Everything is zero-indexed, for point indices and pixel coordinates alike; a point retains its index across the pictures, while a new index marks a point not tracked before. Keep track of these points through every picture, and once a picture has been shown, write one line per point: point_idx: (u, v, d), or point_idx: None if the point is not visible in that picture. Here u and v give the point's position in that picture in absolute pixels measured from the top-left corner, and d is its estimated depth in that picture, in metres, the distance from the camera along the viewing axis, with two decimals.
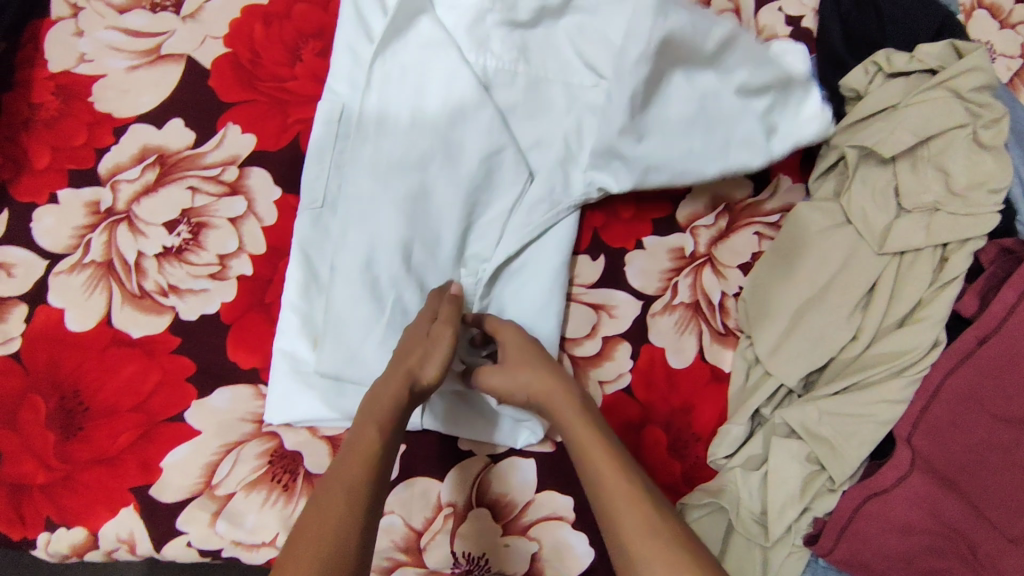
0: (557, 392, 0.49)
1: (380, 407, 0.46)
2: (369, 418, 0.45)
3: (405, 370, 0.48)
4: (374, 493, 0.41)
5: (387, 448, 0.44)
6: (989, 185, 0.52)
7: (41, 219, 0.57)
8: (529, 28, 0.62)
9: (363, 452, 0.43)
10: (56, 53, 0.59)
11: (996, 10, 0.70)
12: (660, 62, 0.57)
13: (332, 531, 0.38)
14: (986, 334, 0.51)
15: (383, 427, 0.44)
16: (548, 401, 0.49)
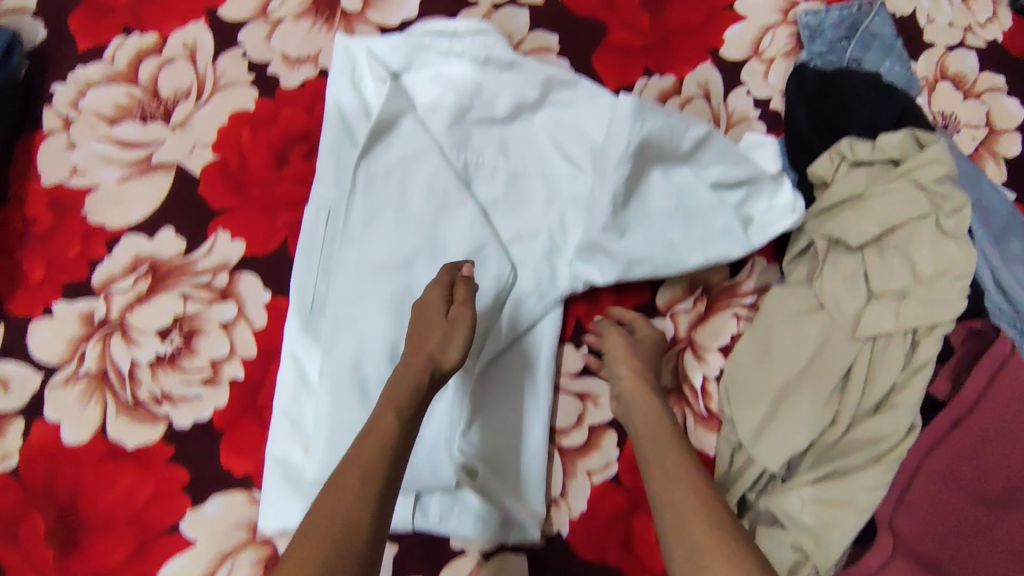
0: (648, 389, 0.55)
1: (400, 390, 0.48)
2: (387, 402, 0.47)
3: (427, 355, 0.50)
4: (392, 473, 0.43)
5: (408, 431, 0.46)
6: (954, 273, 0.54)
7: (36, 332, 0.58)
8: (508, 122, 0.64)
9: (380, 435, 0.45)
10: (48, 166, 0.61)
11: (961, 80, 0.72)
12: (643, 159, 0.60)
13: (346, 510, 0.40)
14: (959, 415, 0.53)
15: (398, 409, 0.47)
16: (637, 391, 0.55)
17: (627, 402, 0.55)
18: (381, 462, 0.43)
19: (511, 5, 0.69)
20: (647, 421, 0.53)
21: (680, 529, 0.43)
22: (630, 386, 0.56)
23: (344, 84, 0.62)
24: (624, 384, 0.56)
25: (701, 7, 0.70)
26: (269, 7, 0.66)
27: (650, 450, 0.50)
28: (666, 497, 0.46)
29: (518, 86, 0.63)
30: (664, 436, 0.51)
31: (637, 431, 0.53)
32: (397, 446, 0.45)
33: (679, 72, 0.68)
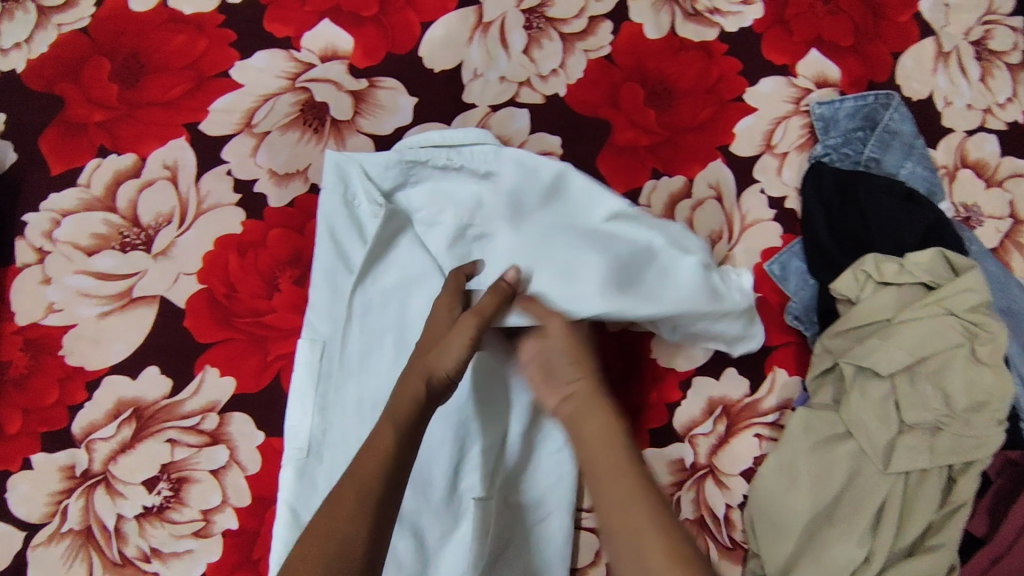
0: (602, 405, 0.50)
1: (400, 406, 0.48)
2: (388, 416, 0.47)
3: (423, 367, 0.50)
4: (390, 487, 0.44)
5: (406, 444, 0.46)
6: (991, 406, 0.52)
7: (15, 487, 0.54)
8: (515, 224, 0.58)
9: (376, 454, 0.45)
10: (24, 305, 0.58)
11: (981, 167, 0.67)
12: (633, 258, 0.57)
13: (337, 525, 0.41)
14: (997, 553, 0.51)
15: (398, 430, 0.47)
16: (588, 408, 0.50)
17: (573, 418, 0.50)
18: (377, 481, 0.44)
19: (509, 105, 0.65)
20: (603, 443, 0.47)
21: (627, 533, 0.42)
22: (583, 399, 0.50)
23: (337, 207, 0.58)
24: (574, 401, 0.51)
25: (709, 100, 0.66)
26: (254, 119, 0.62)
27: (608, 475, 0.46)
28: (622, 520, 0.43)
29: (520, 183, 0.58)
30: (621, 456, 0.46)
31: (592, 454, 0.47)
32: (394, 466, 0.45)
33: (688, 173, 0.65)
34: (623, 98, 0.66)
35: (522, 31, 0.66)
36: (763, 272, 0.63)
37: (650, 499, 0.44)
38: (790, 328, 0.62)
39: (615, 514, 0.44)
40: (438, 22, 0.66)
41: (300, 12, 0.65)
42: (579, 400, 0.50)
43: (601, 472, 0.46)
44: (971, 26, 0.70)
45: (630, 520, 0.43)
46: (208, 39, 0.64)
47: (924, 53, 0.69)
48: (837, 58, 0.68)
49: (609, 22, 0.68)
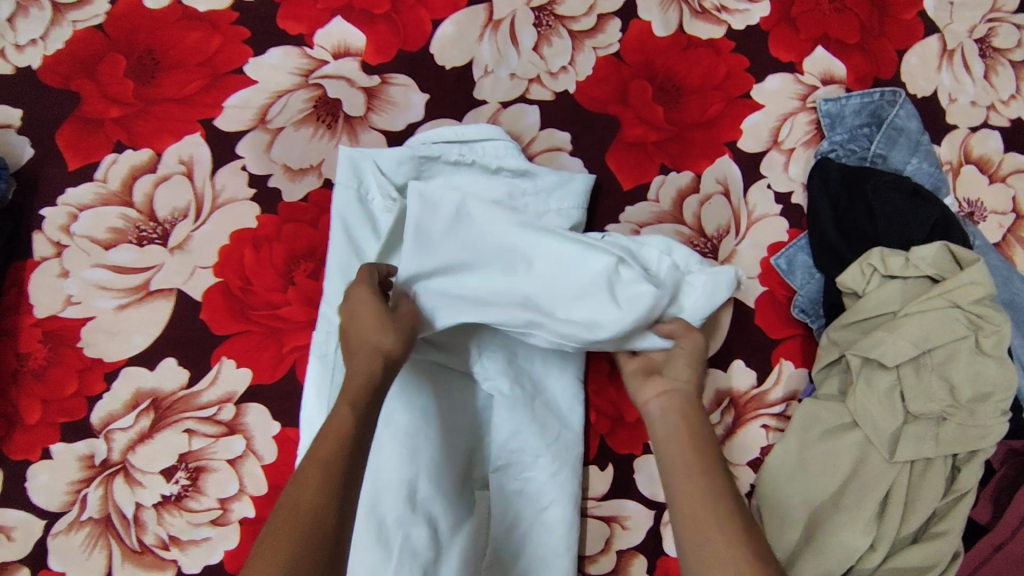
0: (699, 415, 0.50)
1: (356, 383, 0.46)
2: (343, 395, 0.45)
3: (370, 345, 0.47)
4: (353, 466, 0.41)
5: (363, 421, 0.44)
6: (996, 397, 0.52)
7: (35, 476, 0.55)
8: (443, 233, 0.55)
9: (337, 433, 0.42)
10: (41, 297, 0.58)
11: (985, 163, 0.68)
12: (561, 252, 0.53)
13: (310, 501, 0.38)
14: (1001, 539, 0.52)
15: (355, 405, 0.44)
16: (690, 415, 0.50)
17: (678, 414, 0.50)
18: (339, 454, 0.41)
19: (520, 102, 0.66)
20: (693, 442, 0.48)
21: (705, 524, 0.41)
22: (683, 405, 0.51)
23: (351, 202, 0.60)
24: (672, 400, 0.51)
25: (718, 97, 0.67)
26: (268, 115, 0.63)
27: (696, 469, 0.45)
28: (703, 512, 0.42)
29: (421, 218, 0.54)
30: (710, 454, 0.47)
31: (682, 451, 0.47)
32: (355, 439, 0.42)
33: (696, 168, 0.65)
34: (631, 94, 0.67)
35: (532, 28, 0.67)
36: (770, 266, 0.64)
37: (730, 495, 0.44)
38: (796, 321, 0.63)
39: (695, 501, 0.43)
40: (449, 19, 0.67)
41: (313, 10, 0.66)
42: (678, 398, 0.51)
43: (685, 459, 0.46)
44: (975, 23, 0.71)
45: (710, 513, 0.42)
46: (222, 36, 0.65)
47: (929, 50, 0.70)
48: (842, 56, 0.69)
49: (618, 20, 0.68)
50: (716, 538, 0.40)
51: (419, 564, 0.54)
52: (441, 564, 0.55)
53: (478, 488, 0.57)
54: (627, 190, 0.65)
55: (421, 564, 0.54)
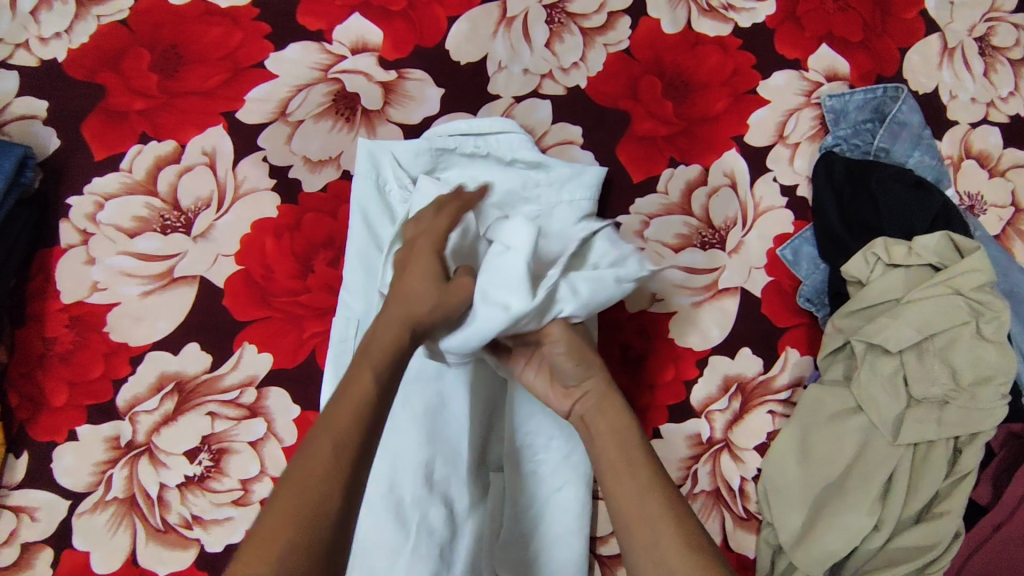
0: (618, 400, 0.50)
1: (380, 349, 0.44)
2: (367, 358, 0.43)
3: (406, 313, 0.46)
4: (371, 435, 0.39)
5: (383, 391, 0.42)
6: (996, 380, 0.54)
7: (61, 458, 0.57)
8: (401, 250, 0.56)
9: (354, 408, 0.40)
10: (67, 284, 0.60)
11: (985, 158, 0.70)
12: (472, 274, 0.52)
13: (323, 469, 0.37)
14: (1000, 521, 0.54)
15: (379, 372, 0.42)
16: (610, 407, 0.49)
17: (596, 404, 0.50)
18: (354, 434, 0.39)
19: (532, 97, 0.68)
20: (618, 439, 0.47)
21: (648, 532, 0.42)
22: (595, 398, 0.50)
23: (370, 192, 0.61)
24: (589, 401, 0.50)
25: (725, 93, 0.69)
26: (288, 108, 0.65)
27: (625, 471, 0.46)
28: (640, 517, 0.43)
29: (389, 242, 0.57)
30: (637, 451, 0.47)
31: (609, 452, 0.47)
32: (373, 418, 0.40)
33: (704, 162, 0.67)
34: (641, 90, 0.69)
35: (545, 25, 0.69)
36: (776, 257, 0.66)
37: (661, 493, 0.44)
38: (801, 310, 0.65)
39: (631, 508, 0.44)
40: (464, 16, 0.69)
41: (331, 6, 0.68)
42: (592, 397, 0.50)
43: (612, 464, 0.46)
44: (975, 22, 0.73)
45: (647, 517, 0.43)
46: (243, 32, 0.66)
47: (930, 48, 0.72)
48: (846, 53, 0.71)
49: (628, 17, 0.70)
50: (656, 539, 0.42)
51: (436, 543, 0.55)
52: (457, 544, 0.56)
53: (493, 471, 0.59)
54: (637, 182, 0.67)
55: (438, 543, 0.55)
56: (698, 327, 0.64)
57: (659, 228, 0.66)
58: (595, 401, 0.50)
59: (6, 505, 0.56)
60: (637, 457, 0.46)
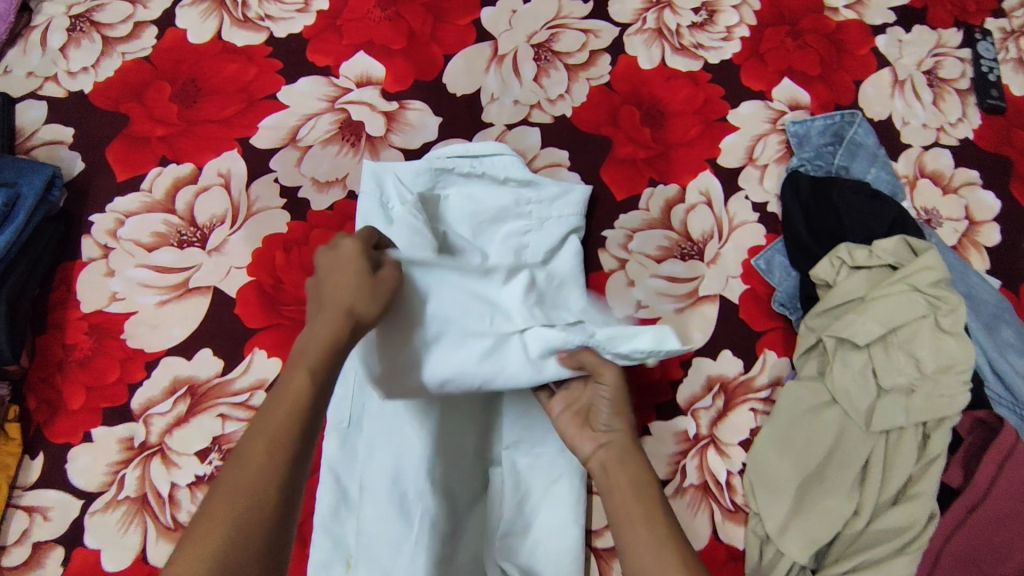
0: (640, 457, 0.52)
1: (315, 349, 0.42)
2: (299, 359, 0.42)
3: (344, 307, 0.44)
4: (305, 437, 0.40)
5: (320, 390, 0.41)
6: (957, 368, 0.58)
7: (75, 459, 0.59)
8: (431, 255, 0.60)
9: (291, 407, 0.40)
10: (87, 294, 0.63)
11: (938, 176, 0.77)
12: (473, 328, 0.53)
13: (252, 481, 0.37)
14: (975, 502, 0.57)
15: (313, 372, 0.41)
16: (637, 467, 0.51)
17: (620, 458, 0.52)
18: (291, 433, 0.39)
19: (523, 124, 0.74)
20: (636, 488, 0.50)
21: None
22: (619, 448, 0.53)
23: (374, 208, 0.66)
24: (611, 450, 0.53)
25: (697, 120, 0.76)
26: (298, 135, 0.70)
27: (643, 522, 0.48)
28: (650, 562, 0.45)
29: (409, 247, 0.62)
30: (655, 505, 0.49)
31: (629, 505, 0.49)
32: (309, 415, 0.40)
33: (681, 181, 0.73)
34: (622, 118, 0.75)
35: (533, 62, 0.76)
36: (751, 266, 0.71)
37: (671, 536, 0.47)
38: (777, 314, 0.70)
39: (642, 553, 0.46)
40: (460, 53, 0.76)
41: (339, 45, 0.74)
42: (616, 447, 0.53)
43: (630, 518, 0.48)
44: (922, 57, 0.81)
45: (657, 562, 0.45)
46: (257, 67, 0.73)
47: (882, 80, 0.80)
48: (806, 85, 0.78)
49: (608, 55, 0.78)
50: None
51: (439, 535, 0.57)
52: (458, 536, 0.59)
53: (493, 467, 0.62)
54: (621, 200, 0.72)
55: (440, 534, 0.57)
56: (681, 331, 0.68)
57: (642, 241, 0.71)
58: (621, 451, 0.53)
59: (19, 504, 0.58)
60: (653, 503, 0.49)
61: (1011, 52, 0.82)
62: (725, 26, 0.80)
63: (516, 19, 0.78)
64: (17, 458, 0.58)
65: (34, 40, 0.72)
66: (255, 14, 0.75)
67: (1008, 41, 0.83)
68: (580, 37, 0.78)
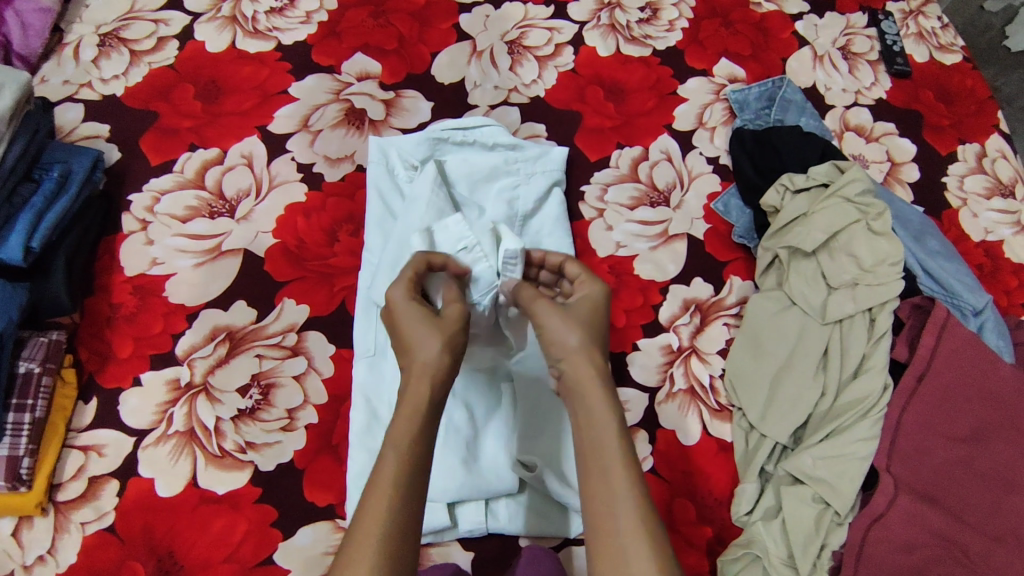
0: (595, 381, 0.52)
1: (402, 436, 0.47)
2: (389, 438, 0.47)
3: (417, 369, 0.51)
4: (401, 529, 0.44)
5: (405, 487, 0.45)
6: (889, 261, 0.69)
7: (127, 401, 0.65)
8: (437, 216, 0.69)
9: (387, 493, 0.45)
10: (130, 260, 0.71)
11: (861, 130, 0.90)
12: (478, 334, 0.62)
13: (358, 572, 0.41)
14: (921, 371, 0.66)
15: (400, 449, 0.47)
16: (595, 403, 0.51)
17: (570, 384, 0.53)
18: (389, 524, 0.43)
19: (504, 105, 0.85)
20: (592, 420, 0.50)
21: (614, 531, 0.45)
22: (572, 374, 0.53)
23: (382, 175, 0.76)
24: (567, 373, 0.53)
25: (652, 94, 0.88)
26: (309, 121, 0.80)
27: (595, 468, 0.48)
28: (604, 509, 0.46)
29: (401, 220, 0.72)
30: (608, 436, 0.49)
31: (583, 449, 0.50)
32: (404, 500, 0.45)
33: (643, 143, 0.85)
34: (588, 95, 0.87)
35: (508, 55, 0.88)
36: (711, 209, 0.82)
37: (626, 475, 0.47)
38: (738, 246, 0.80)
39: (598, 501, 0.47)
40: (444, 51, 0.88)
41: (340, 49, 0.86)
42: (567, 375, 0.53)
43: (587, 461, 0.49)
44: (836, 37, 0.97)
45: (612, 510, 0.46)
46: (269, 69, 0.83)
47: (804, 56, 0.95)
48: (741, 63, 0.92)
49: (571, 47, 0.90)
50: (620, 534, 0.45)
51: (464, 438, 0.65)
52: (480, 442, 0.65)
53: (504, 381, 0.68)
54: (594, 160, 0.83)
55: (466, 437, 0.65)
56: (656, 264, 0.78)
57: (615, 193, 0.82)
58: (579, 375, 0.52)
59: (75, 444, 0.64)
60: (606, 435, 0.49)
61: (911, 27, 0.99)
62: (668, 20, 0.94)
63: (490, 22, 0.90)
64: (72, 402, 0.65)
65: (67, 55, 0.82)
66: (264, 26, 0.86)
67: (908, 19, 1.00)
68: (545, 34, 0.91)
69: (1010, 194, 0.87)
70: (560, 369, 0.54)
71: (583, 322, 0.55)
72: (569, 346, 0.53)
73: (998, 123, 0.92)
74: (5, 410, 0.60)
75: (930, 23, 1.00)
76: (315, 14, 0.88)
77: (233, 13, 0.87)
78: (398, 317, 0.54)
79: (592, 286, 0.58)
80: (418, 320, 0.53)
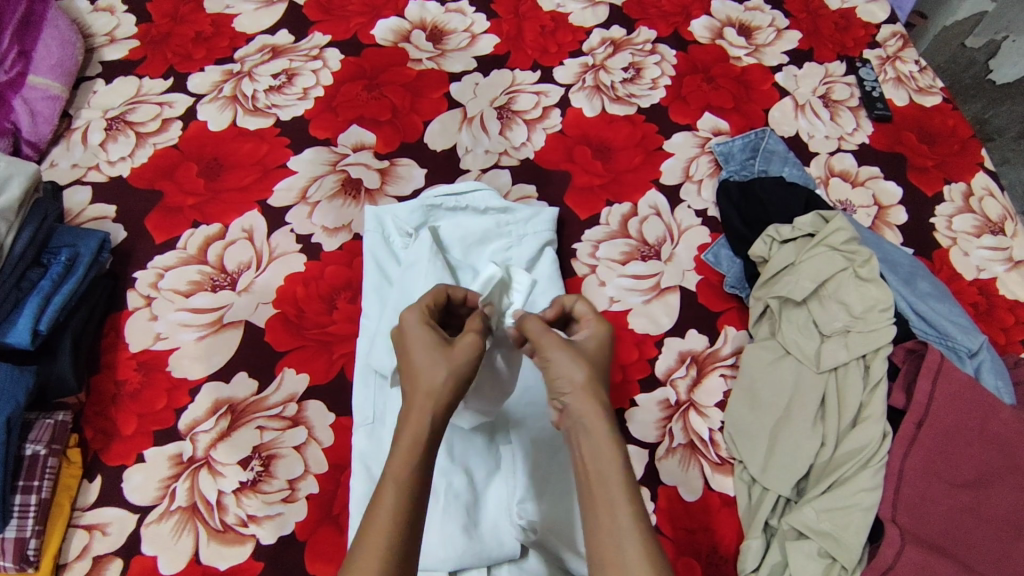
0: (600, 419, 0.51)
1: (400, 472, 0.47)
2: (389, 472, 0.47)
3: (424, 399, 0.51)
4: (407, 557, 0.44)
5: (403, 516, 0.45)
6: (879, 307, 0.71)
7: (130, 478, 0.66)
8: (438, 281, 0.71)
9: (386, 524, 0.45)
10: (134, 337, 0.73)
11: (846, 175, 0.92)
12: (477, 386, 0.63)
13: None
14: (920, 417, 0.66)
15: (400, 483, 0.46)
16: (601, 439, 0.51)
17: (575, 417, 0.53)
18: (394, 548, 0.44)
19: (495, 168, 0.88)
20: (596, 457, 0.50)
21: (619, 564, 0.45)
22: (576, 411, 0.53)
23: (378, 242, 0.78)
24: (571, 407, 0.53)
25: (639, 150, 0.91)
26: (307, 193, 0.83)
27: (603, 503, 0.48)
28: (612, 546, 0.46)
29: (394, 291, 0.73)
30: (614, 473, 0.49)
31: (590, 483, 0.50)
32: (404, 527, 0.45)
33: (633, 200, 0.87)
34: (576, 155, 0.90)
35: (497, 120, 0.92)
36: (701, 260, 0.83)
37: (629, 512, 0.47)
38: (730, 296, 0.81)
39: (605, 537, 0.47)
40: (436, 119, 0.91)
41: (336, 122, 0.89)
42: (570, 412, 0.53)
43: (593, 494, 0.49)
44: (816, 86, 1.00)
45: (620, 547, 0.46)
46: (269, 144, 0.87)
47: (786, 106, 0.97)
48: (724, 116, 0.95)
49: (558, 109, 0.94)
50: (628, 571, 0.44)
51: (464, 503, 0.65)
52: (481, 507, 0.66)
53: (503, 445, 0.68)
54: (583, 218, 0.85)
55: (466, 503, 0.65)
56: (650, 317, 0.79)
57: (607, 249, 0.83)
58: (584, 410, 0.52)
59: (80, 523, 0.64)
60: (613, 472, 0.49)
61: (889, 73, 1.02)
62: (651, 79, 0.98)
63: (479, 89, 0.94)
64: (77, 480, 0.66)
65: (76, 140, 0.86)
66: (263, 104, 0.90)
67: (886, 65, 1.03)
68: (533, 98, 0.94)
69: (1001, 231, 0.88)
70: (564, 403, 0.54)
71: (595, 364, 0.55)
72: (575, 381, 0.53)
73: (983, 161, 0.93)
74: (13, 492, 0.61)
75: (908, 67, 1.03)
76: (311, 90, 0.92)
77: (234, 92, 0.91)
78: (407, 345, 0.54)
79: (600, 327, 0.59)
80: (431, 349, 0.53)
